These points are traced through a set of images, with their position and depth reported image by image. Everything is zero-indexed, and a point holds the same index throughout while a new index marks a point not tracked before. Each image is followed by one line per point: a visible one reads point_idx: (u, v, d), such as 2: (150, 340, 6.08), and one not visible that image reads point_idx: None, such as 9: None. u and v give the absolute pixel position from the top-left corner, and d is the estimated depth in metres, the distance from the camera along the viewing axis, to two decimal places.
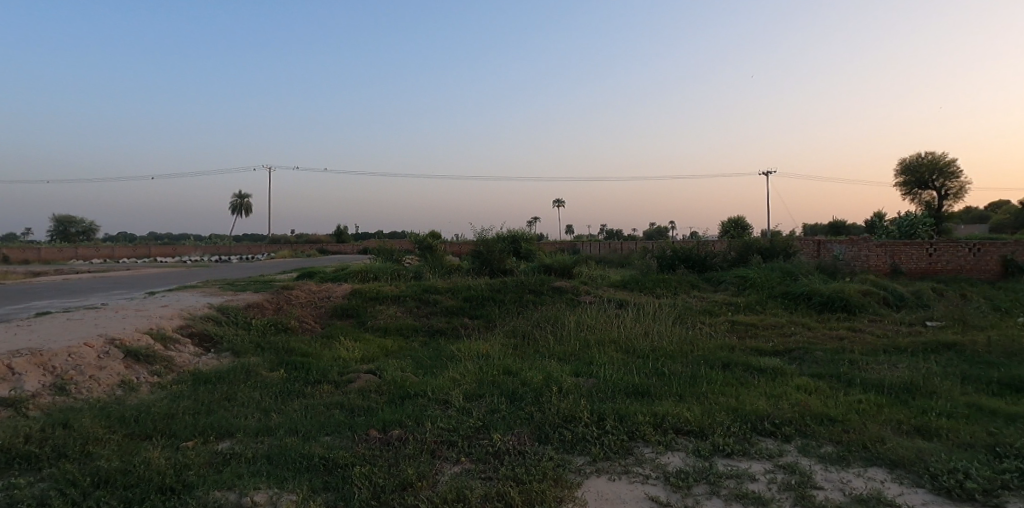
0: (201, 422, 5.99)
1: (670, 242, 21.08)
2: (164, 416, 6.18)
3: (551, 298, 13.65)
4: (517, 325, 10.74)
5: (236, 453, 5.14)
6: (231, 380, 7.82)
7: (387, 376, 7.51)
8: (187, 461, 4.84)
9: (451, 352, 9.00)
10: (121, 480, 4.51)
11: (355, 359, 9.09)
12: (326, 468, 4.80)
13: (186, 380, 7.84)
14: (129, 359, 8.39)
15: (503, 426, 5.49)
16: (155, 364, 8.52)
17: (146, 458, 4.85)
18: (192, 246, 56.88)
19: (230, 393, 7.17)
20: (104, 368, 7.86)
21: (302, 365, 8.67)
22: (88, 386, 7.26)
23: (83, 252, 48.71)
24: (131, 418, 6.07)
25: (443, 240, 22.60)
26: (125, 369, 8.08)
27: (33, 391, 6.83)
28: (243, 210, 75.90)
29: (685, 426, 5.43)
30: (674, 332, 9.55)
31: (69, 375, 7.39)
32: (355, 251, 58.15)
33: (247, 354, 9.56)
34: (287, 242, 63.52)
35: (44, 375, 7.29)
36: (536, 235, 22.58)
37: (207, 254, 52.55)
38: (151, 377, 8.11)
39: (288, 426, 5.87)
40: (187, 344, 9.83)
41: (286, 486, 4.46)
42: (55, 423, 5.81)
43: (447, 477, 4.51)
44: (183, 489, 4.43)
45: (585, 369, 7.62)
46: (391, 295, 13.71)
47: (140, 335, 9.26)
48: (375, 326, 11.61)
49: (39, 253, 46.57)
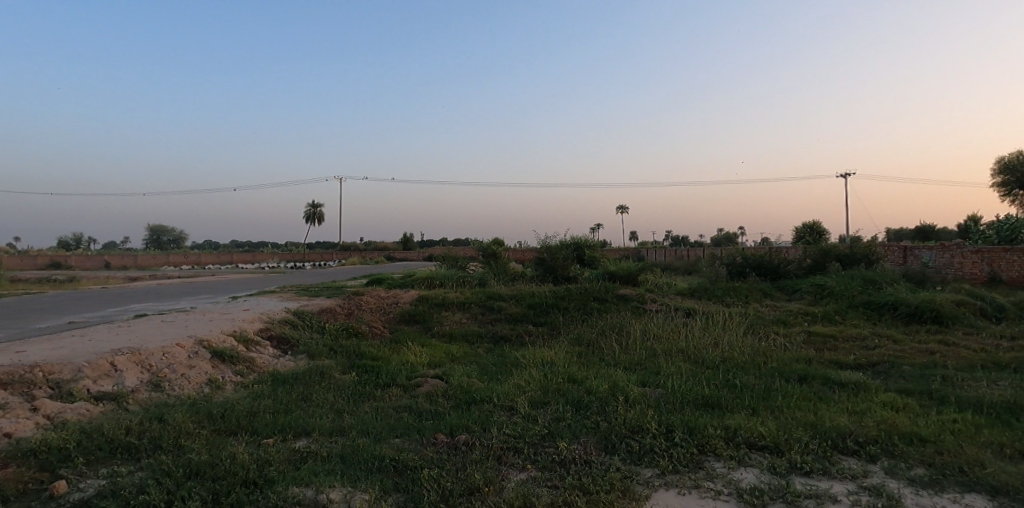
0: (280, 421, 6.31)
1: (740, 248, 20.32)
2: (247, 413, 6.55)
3: (615, 305, 13.47)
4: (582, 332, 10.66)
5: (312, 451, 5.39)
6: (306, 381, 8.20)
7: (453, 382, 7.63)
8: (267, 457, 5.10)
9: (516, 359, 9.05)
10: (210, 472, 4.82)
11: (422, 364, 9.31)
12: (397, 469, 4.94)
13: (266, 381, 8.29)
14: (215, 359, 8.97)
15: (568, 435, 5.46)
16: (238, 364, 9.07)
17: (232, 452, 5.16)
18: (270, 253, 59.84)
19: (306, 394, 7.52)
20: (194, 367, 8.43)
21: (372, 368, 8.96)
22: (180, 384, 7.81)
23: (175, 259, 52.55)
24: (218, 414, 6.48)
25: (506, 248, 22.77)
26: (212, 368, 8.64)
27: (132, 387, 7.42)
28: (316, 219, 79.45)
29: (759, 441, 5.21)
30: (745, 343, 9.19)
31: (162, 373, 7.97)
32: (420, 258, 59.63)
33: (321, 357, 10.00)
34: (357, 249, 66.04)
35: (142, 372, 7.90)
36: (599, 241, 22.35)
37: (284, 261, 55.44)
38: (235, 376, 8.63)
39: (360, 427, 6.09)
40: (267, 346, 10.39)
41: (359, 485, 4.62)
42: (152, 416, 6.29)
43: (513, 484, 4.53)
44: (264, 484, 4.68)
45: (652, 378, 7.45)
46: (457, 302, 13.95)
47: (225, 337, 9.88)
48: (440, 331, 11.85)
49: (136, 260, 50.63)
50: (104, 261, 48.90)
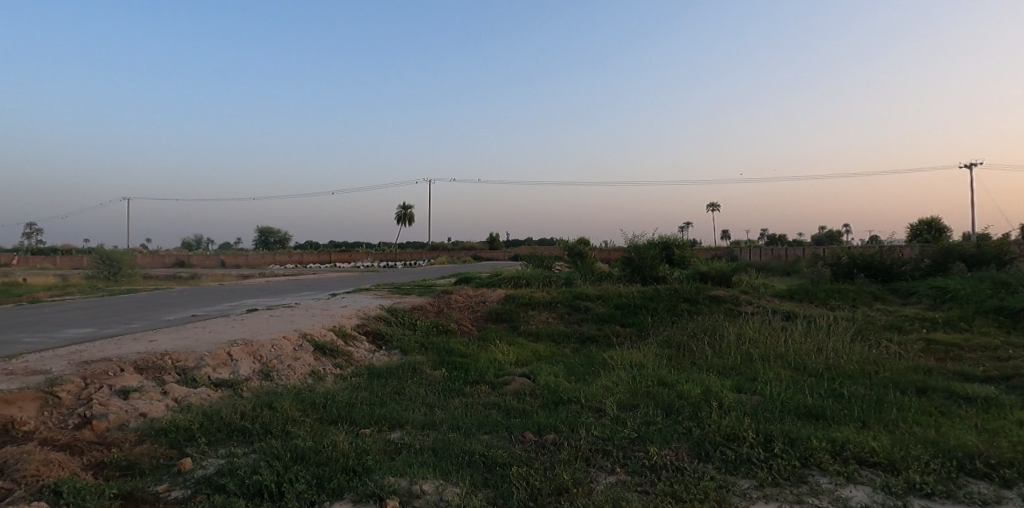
0: (377, 412, 6.63)
1: (846, 247, 18.89)
2: (345, 404, 6.94)
3: (707, 307, 12.96)
4: (671, 334, 10.35)
5: (406, 443, 5.61)
6: (400, 375, 8.56)
7: (540, 381, 7.67)
8: (365, 446, 5.37)
9: (604, 360, 8.93)
10: (314, 458, 5.14)
11: (510, 362, 9.44)
12: (486, 465, 5.03)
13: (363, 374, 8.74)
14: (317, 352, 9.58)
15: (659, 439, 5.32)
16: (338, 357, 9.63)
17: (333, 440, 5.48)
18: (364, 252, 62.99)
19: (400, 387, 7.85)
20: (298, 358, 9.05)
21: (461, 365, 9.19)
22: (287, 374, 8.41)
23: (281, 258, 56.64)
24: (321, 403, 6.92)
25: (592, 247, 22.56)
26: (314, 360, 9.24)
27: (246, 375, 8.08)
28: (407, 220, 82.67)
29: (871, 457, 4.82)
30: (853, 350, 8.53)
31: (272, 363, 8.62)
32: (505, 257, 60.48)
33: (413, 352, 10.40)
34: (445, 249, 67.99)
35: (254, 362, 8.59)
36: (689, 240, 21.60)
37: (377, 260, 58.15)
38: (335, 368, 9.17)
39: (450, 422, 6.26)
40: (363, 341, 10.95)
41: (451, 479, 4.75)
42: (263, 403, 6.82)
43: (602, 486, 4.48)
44: (363, 472, 4.93)
45: (748, 385, 7.10)
46: (543, 301, 14.00)
47: (326, 331, 10.52)
48: (527, 330, 11.94)
49: (248, 259, 55.09)
50: (220, 260, 53.58)
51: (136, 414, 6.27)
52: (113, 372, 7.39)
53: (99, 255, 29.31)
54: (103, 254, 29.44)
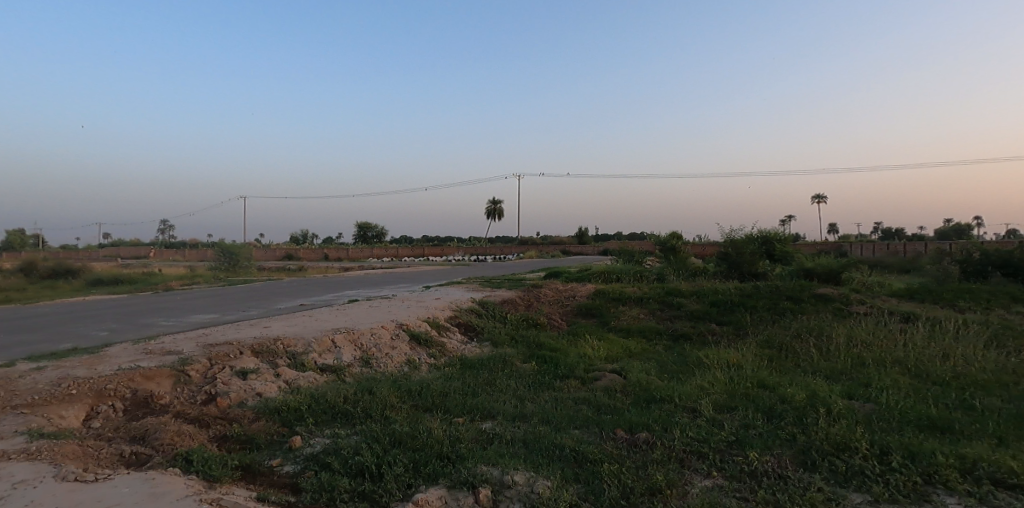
0: (469, 402, 6.81)
1: (979, 242, 16.93)
2: (439, 393, 7.18)
3: (813, 306, 12.12)
4: (772, 334, 9.79)
5: (497, 434, 5.72)
6: (491, 367, 8.73)
7: (631, 378, 7.54)
8: (458, 435, 5.53)
9: (698, 359, 8.61)
10: (411, 443, 5.37)
11: (600, 358, 9.34)
12: (577, 460, 5.02)
13: (455, 364, 9.00)
14: (413, 342, 9.99)
15: (759, 444, 5.06)
16: (432, 348, 9.99)
17: (428, 428, 5.70)
18: (456, 246, 64.71)
19: (491, 379, 8.00)
20: (395, 347, 9.48)
21: (550, 359, 9.22)
22: (385, 361, 8.84)
23: (379, 252, 59.49)
24: (416, 391, 7.21)
25: (685, 242, 21.77)
26: (410, 349, 9.64)
27: (348, 361, 8.59)
28: (497, 215, 83.97)
29: (1009, 478, 4.30)
30: (988, 357, 7.64)
31: (371, 351, 9.10)
32: (595, 252, 59.87)
33: (504, 345, 10.57)
34: (534, 243, 68.34)
35: (355, 349, 9.10)
36: (793, 235, 20.27)
37: (468, 253, 59.63)
38: (429, 358, 9.53)
39: (541, 415, 6.31)
40: (456, 332, 11.28)
41: (541, 471, 4.78)
42: (364, 389, 7.21)
43: (697, 490, 4.33)
44: (456, 459, 5.09)
45: (860, 391, 6.57)
46: (634, 297, 13.72)
47: (420, 322, 10.94)
48: (617, 326, 11.75)
49: (349, 253, 58.41)
50: (325, 253, 57.29)
51: (253, 393, 6.84)
52: (234, 354, 8.11)
53: (221, 248, 32.19)
54: (224, 248, 32.30)
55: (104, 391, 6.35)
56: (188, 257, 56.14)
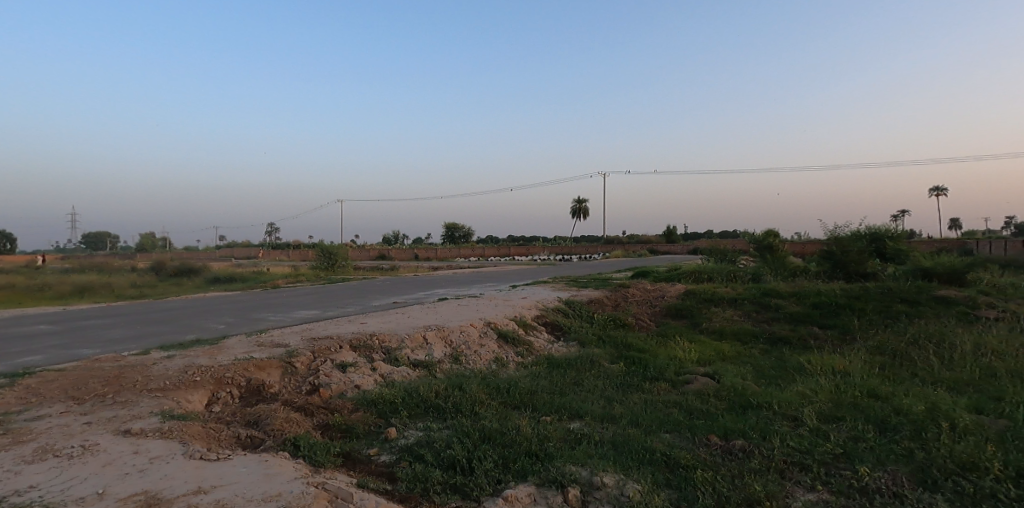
0: (556, 401, 6.82)
1: None
2: (527, 391, 7.25)
3: (932, 309, 11.05)
4: (884, 340, 9.02)
5: (585, 434, 5.69)
6: (578, 367, 8.69)
7: (725, 382, 7.23)
8: (546, 433, 5.56)
9: (799, 365, 8.11)
10: (500, 439, 5.46)
11: (691, 360, 9.04)
12: (668, 465, 4.89)
13: (543, 363, 9.05)
14: (501, 340, 10.15)
15: (870, 459, 4.68)
16: (519, 346, 10.11)
17: (517, 425, 5.77)
18: (541, 246, 64.98)
19: (578, 379, 7.97)
20: (484, 345, 9.67)
21: (638, 360, 9.04)
22: (474, 358, 9.05)
23: (466, 252, 60.93)
24: (504, 388, 7.32)
25: (783, 240, 20.57)
26: (498, 348, 9.80)
27: (439, 357, 8.87)
28: (582, 215, 83.39)
29: None
30: None
31: (461, 348, 9.35)
32: (684, 251, 57.95)
33: (591, 345, 10.49)
34: (620, 243, 67.19)
35: (445, 346, 9.39)
36: (908, 231, 18.57)
37: (554, 253, 59.65)
38: (516, 356, 9.65)
39: (630, 417, 6.20)
40: (542, 331, 11.34)
41: (631, 474, 4.70)
42: (454, 384, 7.42)
43: (799, 504, 4.09)
44: (544, 457, 5.12)
45: (991, 405, 5.92)
46: (727, 298, 13.14)
47: (508, 320, 11.09)
48: (709, 328, 11.31)
49: (438, 253, 60.30)
50: (415, 254, 59.54)
51: (351, 385, 7.23)
52: (335, 348, 8.62)
53: (321, 249, 34.30)
54: (325, 248, 34.38)
55: (223, 379, 6.95)
56: (293, 258, 60.28)
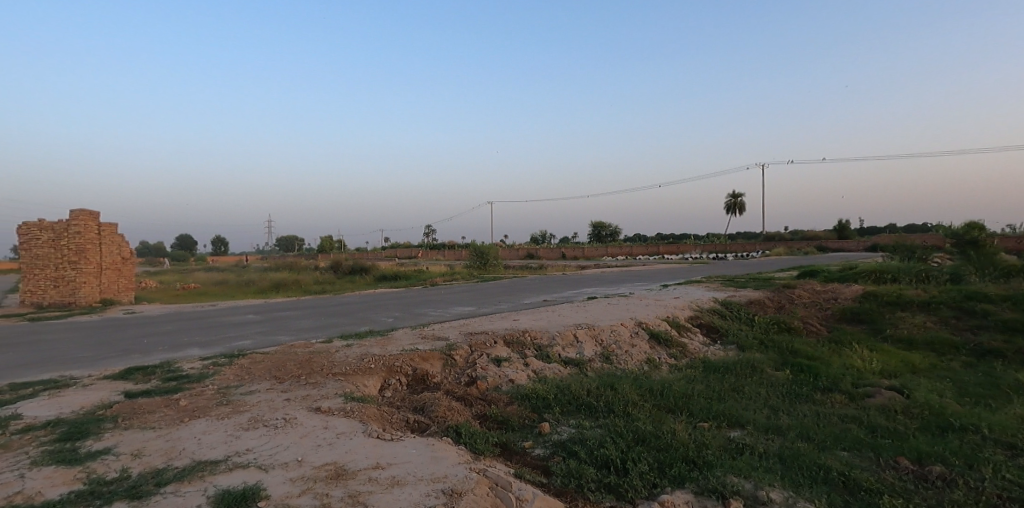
0: (714, 407, 6.47)
1: None
2: (682, 395, 6.97)
3: None
4: None
5: (748, 445, 5.33)
6: (738, 372, 8.15)
7: (918, 398, 6.32)
8: (704, 441, 5.31)
9: (1017, 383, 6.81)
10: (654, 442, 5.32)
11: (873, 372, 8.03)
12: (848, 488, 4.40)
13: (698, 366, 8.63)
14: (653, 341, 9.87)
15: None
16: (672, 348, 9.75)
17: (672, 430, 5.57)
18: (692, 244, 61.98)
19: (738, 385, 7.47)
20: (635, 345, 9.48)
21: (808, 368, 8.24)
22: (625, 359, 8.91)
23: (613, 250, 60.20)
24: (657, 391, 7.10)
25: (993, 234, 17.40)
26: (650, 348, 9.55)
27: (589, 356, 8.87)
28: (737, 210, 78.10)
29: None
30: None
31: (612, 348, 9.25)
32: (860, 247, 51.65)
33: (751, 350, 9.79)
34: (782, 239, 61.77)
35: (596, 345, 9.35)
36: None
37: (706, 252, 56.62)
38: (669, 358, 9.33)
39: (799, 430, 5.69)
40: (697, 333, 10.82)
41: (803, 493, 4.31)
42: (605, 384, 7.36)
43: None
44: (703, 465, 4.89)
45: None
46: (918, 302, 11.45)
47: (660, 321, 10.74)
48: (895, 336, 9.95)
49: (584, 251, 60.36)
50: (561, 252, 60.23)
51: (506, 379, 7.51)
52: (490, 342, 9.02)
53: (474, 249, 36.09)
54: (477, 248, 36.12)
55: (393, 367, 7.62)
56: (448, 258, 64.15)
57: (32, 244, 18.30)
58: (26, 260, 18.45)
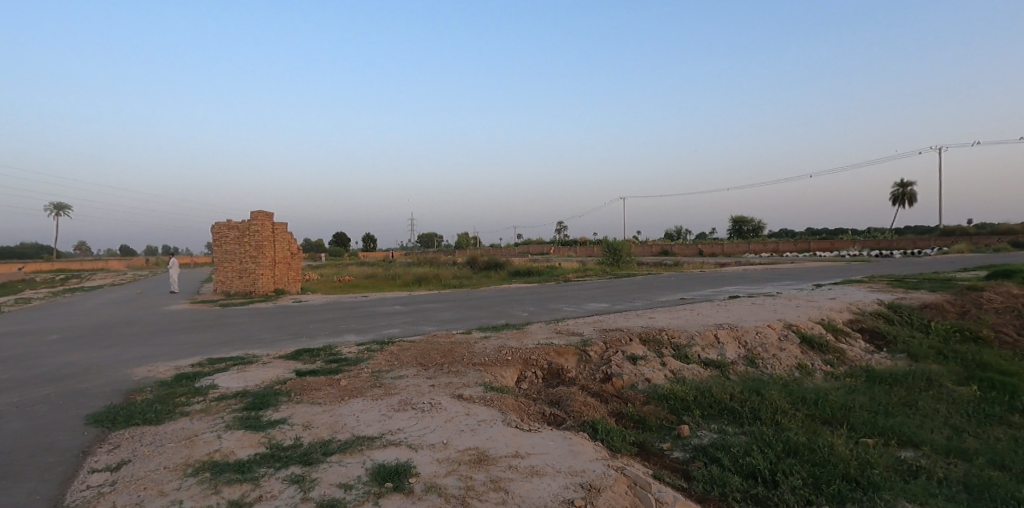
0: (880, 422, 5.79)
1: None
2: (841, 406, 6.30)
3: None
4: None
5: (924, 469, 4.70)
6: (910, 385, 7.21)
7: None
8: (869, 459, 4.77)
9: None
10: (809, 455, 4.89)
11: None
12: None
13: (860, 376, 7.77)
14: (804, 345, 9.06)
15: None
16: (828, 355, 8.87)
17: (829, 444, 5.08)
18: (850, 240, 55.87)
19: (910, 399, 6.61)
20: (784, 349, 8.76)
21: (1001, 385, 7.07)
22: (773, 363, 8.28)
23: (755, 247, 56.19)
24: (811, 399, 6.50)
25: None
26: (801, 353, 8.77)
27: (732, 358, 8.35)
28: (907, 202, 68.98)
29: None
30: None
31: (757, 350, 8.64)
32: None
33: (926, 360, 8.60)
34: (965, 235, 53.47)
35: (739, 347, 8.79)
36: None
37: (866, 248, 50.76)
38: (824, 365, 8.50)
39: (990, 457, 4.90)
40: (858, 339, 9.74)
41: None
42: (750, 388, 6.89)
43: None
44: (868, 487, 4.41)
45: None
46: None
47: (813, 324, 9.82)
48: None
49: (723, 248, 57.06)
50: (697, 248, 57.49)
51: (642, 378, 7.32)
52: (625, 340, 8.86)
53: (606, 245, 35.63)
54: (609, 245, 35.61)
55: (529, 360, 7.77)
56: (579, 254, 63.94)
57: (223, 241, 21.40)
58: (219, 254, 21.59)
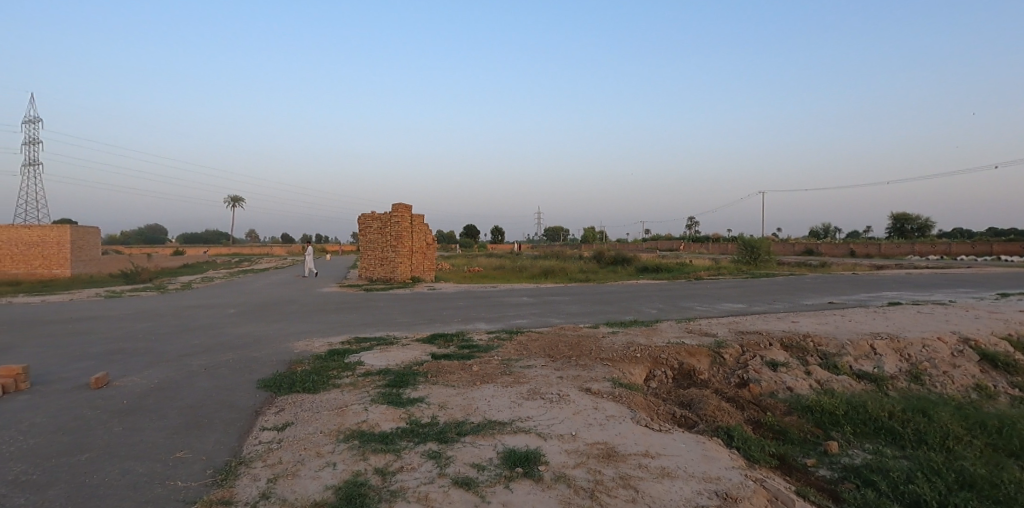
0: None
1: None
2: None
3: None
4: None
5: None
6: None
7: None
8: None
9: None
10: (991, 493, 4.24)
11: None
12: None
13: None
14: (985, 364, 7.86)
15: None
16: (1016, 377, 7.62)
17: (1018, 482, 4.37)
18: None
19: None
20: (958, 367, 7.66)
21: None
22: (943, 381, 7.28)
23: (923, 249, 49.55)
24: (993, 426, 5.63)
25: None
26: (981, 373, 7.61)
27: (892, 372, 7.46)
28: None
29: None
30: None
31: (923, 366, 7.64)
32: None
33: None
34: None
35: (901, 360, 7.84)
36: None
37: None
38: (1011, 388, 7.31)
39: None
40: None
41: None
42: (916, 407, 6.11)
43: None
44: None
45: None
46: None
47: (998, 340, 8.48)
48: None
49: (880, 249, 51.16)
50: (849, 249, 52.04)
51: (783, 386, 6.79)
52: (764, 344, 8.27)
53: (743, 242, 33.45)
54: (746, 242, 33.40)
55: (659, 358, 7.54)
56: (711, 251, 60.65)
57: (368, 231, 23.24)
58: (365, 243, 23.50)
